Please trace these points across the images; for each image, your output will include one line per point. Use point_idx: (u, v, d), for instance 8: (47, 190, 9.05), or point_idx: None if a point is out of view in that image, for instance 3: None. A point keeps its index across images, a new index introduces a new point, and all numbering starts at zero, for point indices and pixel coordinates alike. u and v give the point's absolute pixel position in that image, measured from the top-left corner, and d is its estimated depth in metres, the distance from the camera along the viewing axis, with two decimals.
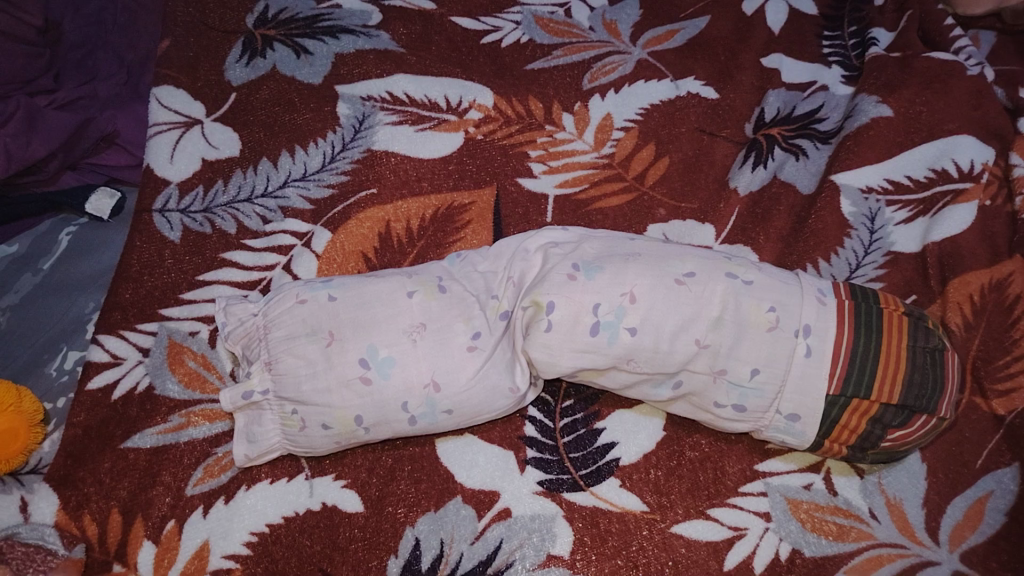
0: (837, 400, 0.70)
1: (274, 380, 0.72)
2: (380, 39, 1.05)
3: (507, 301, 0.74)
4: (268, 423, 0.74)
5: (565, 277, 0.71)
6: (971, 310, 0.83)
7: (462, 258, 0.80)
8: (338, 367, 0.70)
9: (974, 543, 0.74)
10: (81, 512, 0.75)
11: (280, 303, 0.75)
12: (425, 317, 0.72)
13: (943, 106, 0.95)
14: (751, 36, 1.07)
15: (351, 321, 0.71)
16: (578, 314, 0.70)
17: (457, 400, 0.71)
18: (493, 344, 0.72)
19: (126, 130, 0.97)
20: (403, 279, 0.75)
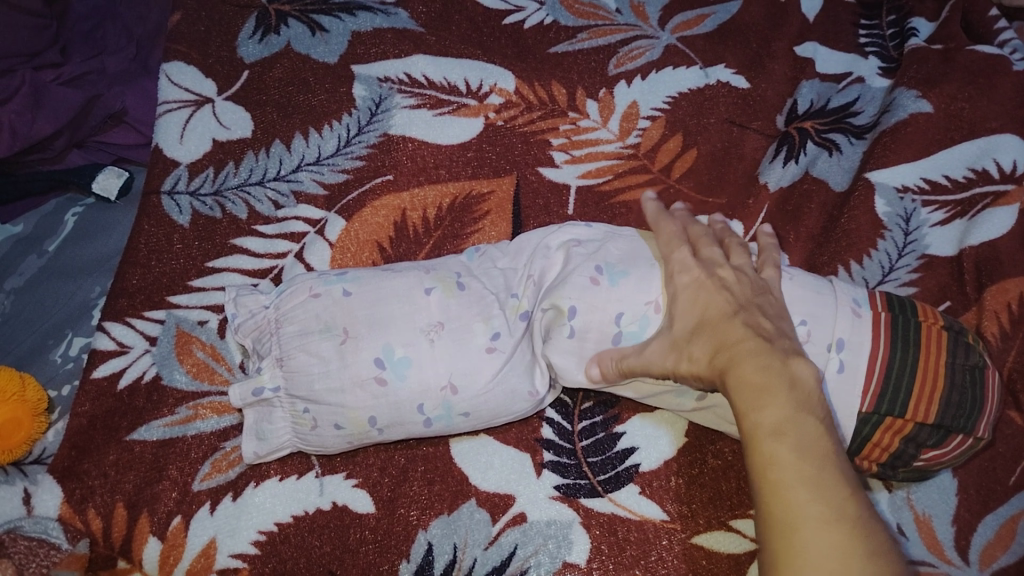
0: (870, 417, 0.67)
1: (285, 378, 0.69)
2: (398, 18, 1.01)
3: (527, 303, 0.71)
4: (278, 420, 0.71)
5: (586, 280, 0.70)
6: (1010, 319, 0.80)
7: (481, 252, 0.77)
8: (352, 367, 0.67)
9: (1004, 563, 0.72)
10: (86, 506, 0.73)
11: (292, 297, 0.72)
12: (444, 317, 0.69)
13: (987, 102, 0.91)
14: (785, 22, 1.02)
15: (366, 319, 0.69)
16: (601, 319, 0.69)
17: (473, 403, 0.69)
18: (512, 348, 0.69)
19: (134, 107, 0.94)
20: (420, 275, 0.72)
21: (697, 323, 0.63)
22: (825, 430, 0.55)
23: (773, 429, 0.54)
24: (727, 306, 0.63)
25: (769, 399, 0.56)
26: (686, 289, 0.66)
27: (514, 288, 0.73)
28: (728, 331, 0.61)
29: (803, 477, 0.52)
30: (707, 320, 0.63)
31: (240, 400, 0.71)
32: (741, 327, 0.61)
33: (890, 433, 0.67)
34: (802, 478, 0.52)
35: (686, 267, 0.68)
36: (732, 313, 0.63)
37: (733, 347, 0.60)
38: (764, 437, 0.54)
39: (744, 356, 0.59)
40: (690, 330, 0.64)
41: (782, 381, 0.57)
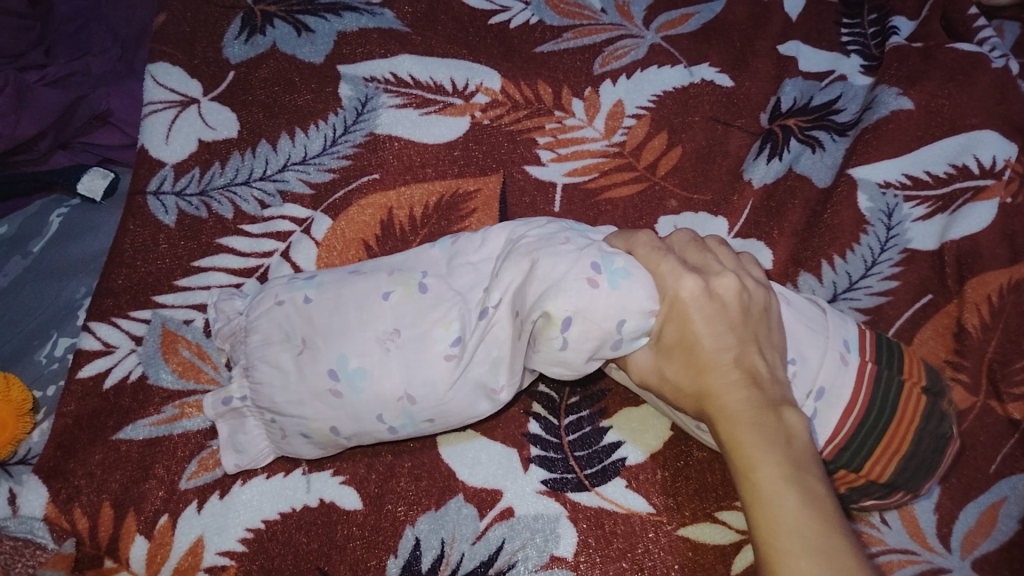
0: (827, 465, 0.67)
1: (251, 389, 0.70)
2: (384, 18, 1.01)
3: (512, 291, 0.65)
4: (253, 428, 0.73)
5: (582, 284, 0.64)
6: (990, 311, 0.81)
7: (456, 244, 0.74)
8: (310, 380, 0.67)
9: (987, 551, 0.73)
10: (72, 506, 0.72)
11: (260, 304, 0.72)
12: (400, 322, 0.67)
13: (966, 98, 0.92)
14: (768, 21, 1.03)
15: (321, 328, 0.68)
16: (596, 327, 0.64)
17: (434, 409, 0.67)
18: (478, 351, 0.66)
19: (120, 109, 0.94)
20: (383, 276, 0.71)
21: (688, 356, 0.62)
22: (822, 490, 0.54)
23: (774, 498, 0.53)
24: (724, 335, 0.62)
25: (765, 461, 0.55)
26: (676, 311, 0.63)
27: (500, 272, 0.67)
28: (721, 374, 0.60)
29: (812, 542, 0.51)
30: (699, 357, 0.61)
31: (212, 411, 0.73)
32: (731, 373, 0.60)
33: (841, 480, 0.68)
34: (806, 546, 0.51)
35: (679, 280, 0.63)
36: (723, 343, 0.62)
37: (730, 394, 0.59)
38: (762, 496, 0.54)
39: (736, 408, 0.59)
40: (681, 361, 0.63)
41: (778, 435, 0.57)
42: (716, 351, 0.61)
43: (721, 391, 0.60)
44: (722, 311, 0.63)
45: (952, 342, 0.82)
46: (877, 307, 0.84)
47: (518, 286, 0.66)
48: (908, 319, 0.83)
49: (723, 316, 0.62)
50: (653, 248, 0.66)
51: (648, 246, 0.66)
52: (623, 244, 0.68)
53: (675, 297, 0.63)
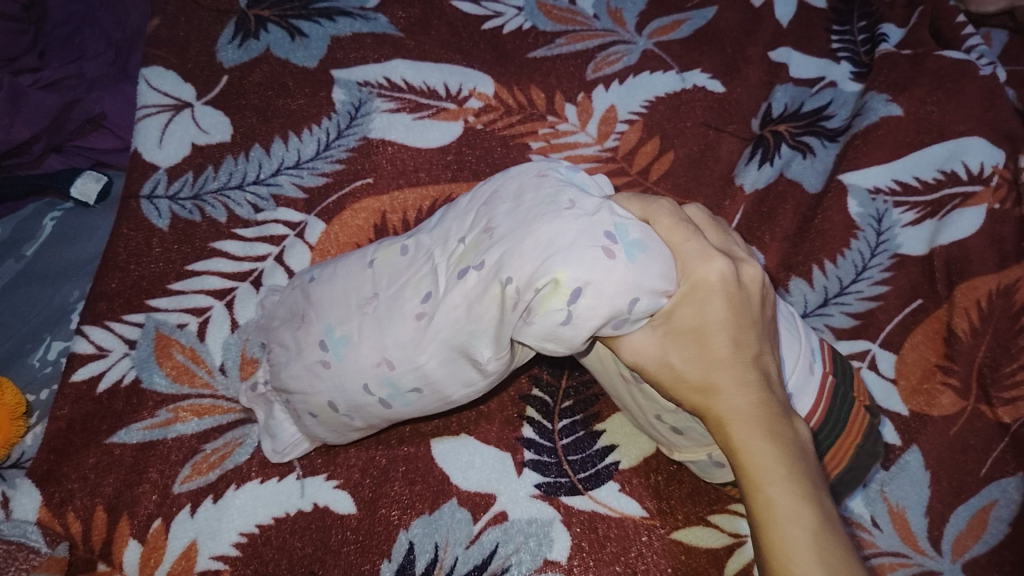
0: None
1: (267, 372, 0.72)
2: (378, 23, 1.01)
3: (501, 253, 0.58)
4: (280, 415, 0.74)
5: (593, 255, 0.55)
6: (978, 315, 0.82)
7: (449, 204, 0.68)
8: (302, 353, 0.67)
9: (976, 553, 0.73)
10: (65, 509, 0.72)
11: (284, 290, 0.77)
12: (381, 287, 0.65)
13: (954, 105, 0.93)
14: (759, 28, 1.04)
15: (315, 303, 0.68)
16: (604, 301, 0.55)
17: (415, 378, 0.62)
18: (460, 318, 0.59)
19: (113, 112, 0.94)
20: (373, 246, 0.70)
21: (691, 338, 0.56)
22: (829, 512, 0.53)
23: (782, 523, 0.52)
24: (738, 326, 0.57)
25: (778, 484, 0.53)
26: (689, 297, 0.57)
27: (489, 228, 0.60)
28: (734, 372, 0.56)
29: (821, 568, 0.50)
30: (708, 341, 0.56)
31: (247, 393, 0.77)
32: (749, 374, 0.56)
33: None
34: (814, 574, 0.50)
35: (706, 267, 0.57)
36: (744, 342, 0.56)
37: (732, 390, 0.55)
38: (777, 518, 0.52)
39: (738, 410, 0.55)
40: (685, 345, 0.57)
41: (786, 446, 0.54)
42: (730, 342, 0.56)
43: (727, 388, 0.55)
44: (741, 304, 0.57)
45: (942, 346, 0.83)
46: (867, 311, 0.84)
47: (511, 248, 0.57)
48: (898, 324, 0.84)
49: (744, 310, 0.57)
50: (676, 223, 0.59)
51: (663, 213, 0.60)
52: (637, 206, 0.61)
53: (705, 282, 0.57)
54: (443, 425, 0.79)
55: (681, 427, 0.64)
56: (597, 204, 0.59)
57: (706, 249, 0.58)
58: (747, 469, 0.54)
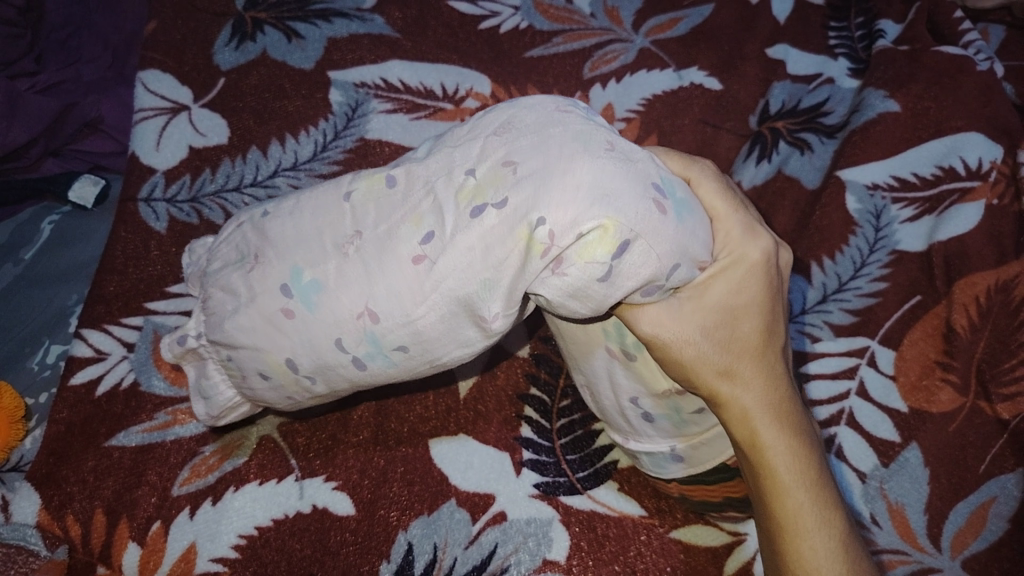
0: (731, 471, 0.66)
1: (206, 322, 0.61)
2: (374, 24, 1.01)
3: (528, 192, 0.52)
4: (216, 372, 0.66)
5: (644, 207, 0.52)
6: (978, 311, 0.82)
7: (441, 138, 0.61)
8: (260, 299, 0.57)
9: (976, 550, 0.73)
10: (64, 513, 0.72)
11: (226, 230, 0.66)
12: (364, 225, 0.57)
13: (952, 101, 0.93)
14: (757, 25, 1.04)
15: (277, 241, 0.59)
16: (651, 256, 0.52)
17: (402, 336, 0.55)
18: (471, 268, 0.53)
19: (110, 116, 0.94)
20: (348, 180, 0.61)
21: (722, 317, 0.57)
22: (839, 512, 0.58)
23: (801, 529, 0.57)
24: (766, 313, 0.59)
25: (797, 486, 0.57)
26: (730, 273, 0.57)
27: (503, 162, 0.54)
28: (756, 363, 0.58)
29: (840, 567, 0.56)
30: (736, 320, 0.58)
31: (169, 353, 0.66)
32: (772, 363, 0.59)
33: (731, 490, 0.68)
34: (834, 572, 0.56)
35: (749, 245, 0.58)
36: (772, 331, 0.59)
37: (756, 382, 0.58)
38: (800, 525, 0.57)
39: (760, 406, 0.58)
40: (715, 323, 0.57)
41: (803, 446, 0.58)
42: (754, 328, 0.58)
43: (750, 378, 0.58)
44: (773, 285, 0.60)
45: (941, 343, 0.82)
46: (866, 308, 0.84)
47: (542, 188, 0.52)
48: (896, 321, 0.84)
49: (773, 295, 0.60)
50: (718, 193, 0.59)
51: (706, 179, 0.60)
52: (682, 169, 0.60)
53: (745, 257, 0.58)
54: (441, 425, 0.79)
55: (654, 413, 0.63)
56: (636, 151, 0.56)
57: (749, 224, 0.59)
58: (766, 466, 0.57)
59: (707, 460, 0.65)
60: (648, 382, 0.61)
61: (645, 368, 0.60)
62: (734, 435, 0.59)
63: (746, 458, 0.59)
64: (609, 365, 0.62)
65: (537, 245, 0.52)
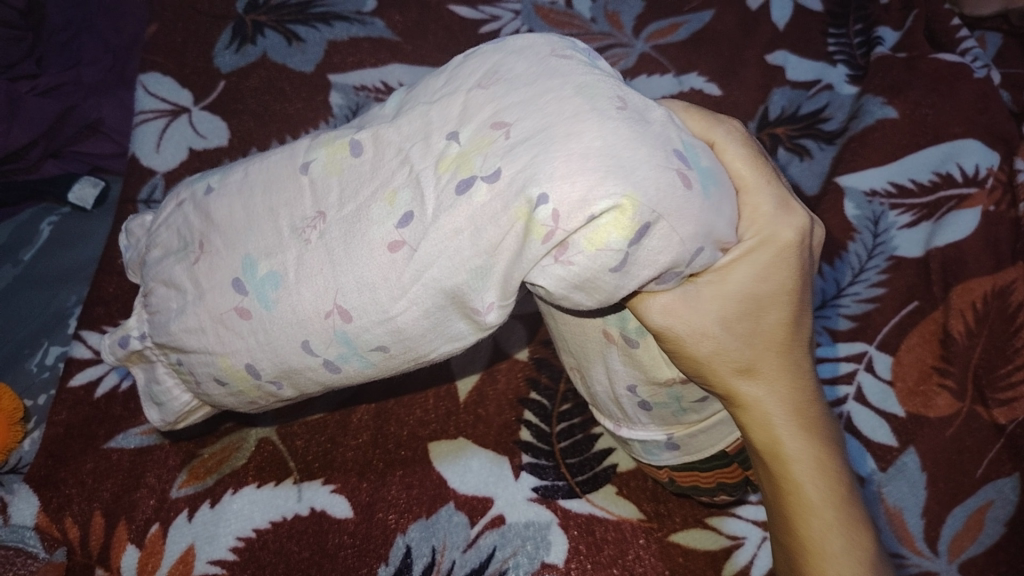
0: (727, 457, 0.64)
1: (149, 322, 0.57)
2: (374, 27, 1.02)
3: (524, 160, 0.42)
4: (165, 376, 0.59)
5: (666, 179, 0.42)
6: (974, 317, 0.83)
7: (412, 93, 0.53)
8: (208, 297, 0.52)
9: (974, 554, 0.74)
10: (63, 515, 0.73)
11: (166, 209, 0.59)
12: (327, 203, 0.49)
13: (949, 108, 0.94)
14: (758, 30, 1.04)
15: (223, 226, 0.53)
16: (674, 239, 0.43)
17: (381, 335, 0.47)
18: (460, 254, 0.44)
19: (111, 118, 0.94)
20: (304, 146, 0.53)
21: (747, 308, 0.50)
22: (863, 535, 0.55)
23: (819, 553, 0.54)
24: (794, 303, 0.52)
25: (824, 505, 0.54)
26: (757, 255, 0.50)
27: (493, 124, 0.45)
28: (781, 358, 0.52)
29: None
30: (760, 311, 0.51)
31: (111, 355, 0.60)
32: (796, 361, 0.53)
33: (725, 476, 0.66)
34: None
35: (781, 225, 0.50)
36: (800, 325, 0.53)
37: (784, 384, 0.53)
38: (818, 551, 0.54)
39: (782, 413, 0.53)
40: (737, 316, 0.50)
41: (828, 455, 0.55)
42: (778, 321, 0.52)
43: (772, 381, 0.53)
44: (805, 266, 0.52)
45: (938, 348, 0.83)
46: (864, 314, 0.85)
47: (541, 156, 0.42)
48: (894, 326, 0.84)
49: (805, 278, 0.52)
50: (745, 160, 0.51)
51: (730, 146, 0.51)
52: (702, 132, 0.52)
53: (775, 239, 0.50)
54: (440, 428, 0.79)
55: (652, 403, 0.58)
56: (650, 110, 0.46)
57: (783, 198, 0.51)
58: (786, 476, 0.54)
59: (706, 447, 0.63)
60: (652, 373, 0.55)
61: (646, 356, 0.55)
62: (754, 443, 0.55)
63: (766, 468, 0.55)
64: (606, 349, 0.56)
65: (538, 228, 0.42)
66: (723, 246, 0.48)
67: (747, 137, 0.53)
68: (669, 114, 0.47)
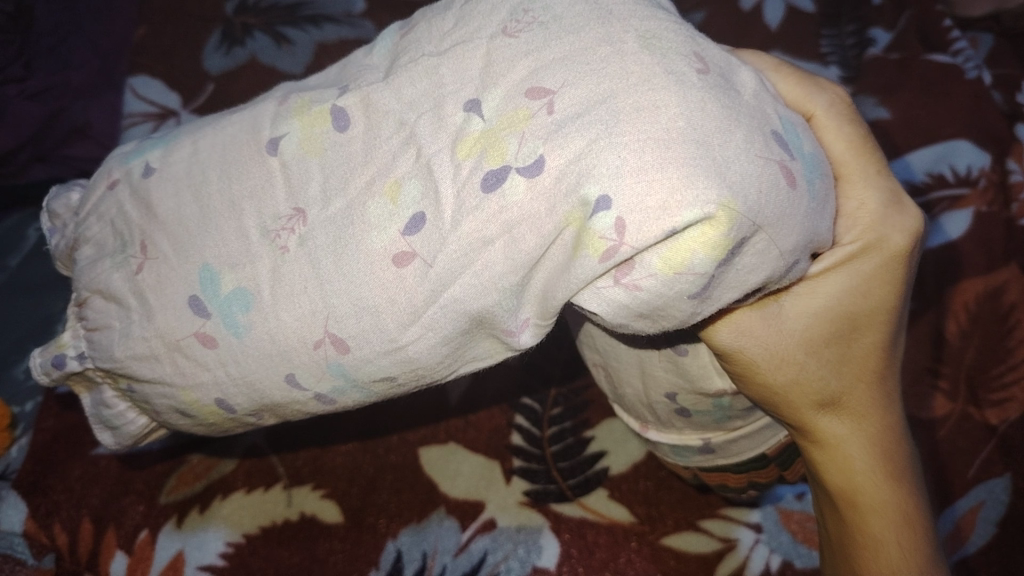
0: (765, 459, 0.61)
1: (88, 341, 0.48)
2: (364, 29, 1.01)
3: (579, 148, 0.35)
4: (117, 400, 0.52)
5: (768, 178, 0.35)
6: (967, 318, 0.84)
7: (406, 39, 0.44)
8: (159, 319, 0.44)
9: (968, 554, 0.73)
10: (51, 521, 0.73)
11: (96, 190, 0.51)
12: (307, 196, 0.42)
13: (942, 108, 0.93)
14: (749, 33, 1.01)
15: (173, 224, 0.45)
16: (770, 254, 0.37)
17: (389, 366, 0.41)
18: (490, 271, 0.37)
19: (98, 122, 0.90)
20: (271, 112, 0.45)
21: (838, 329, 0.45)
22: None
23: None
24: (893, 321, 0.46)
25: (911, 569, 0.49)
26: (857, 263, 0.45)
27: (528, 91, 0.37)
28: (871, 393, 0.47)
29: None
30: (857, 334, 0.46)
31: (46, 376, 0.51)
32: (889, 393, 0.48)
33: (758, 476, 0.63)
34: None
35: (891, 227, 0.46)
36: (896, 351, 0.47)
37: (871, 422, 0.48)
38: None
39: (865, 457, 0.48)
40: (827, 338, 0.45)
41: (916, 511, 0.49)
42: (876, 347, 0.46)
43: (857, 416, 0.47)
44: (910, 280, 0.47)
45: (932, 349, 0.83)
46: None
47: (602, 142, 0.35)
48: None
49: (907, 292, 0.47)
50: (849, 142, 0.46)
51: (832, 121, 0.47)
52: (800, 99, 0.47)
53: (881, 244, 0.45)
54: (430, 434, 0.79)
55: (691, 410, 0.55)
56: (736, 77, 0.39)
57: (891, 196, 0.46)
58: (864, 534, 0.49)
59: (745, 450, 0.60)
60: (700, 383, 0.52)
61: (694, 364, 0.51)
62: (831, 483, 0.50)
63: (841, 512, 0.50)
64: (648, 358, 0.53)
65: (596, 243, 0.35)
66: (815, 249, 0.42)
67: (847, 105, 0.49)
68: (757, 78, 0.40)
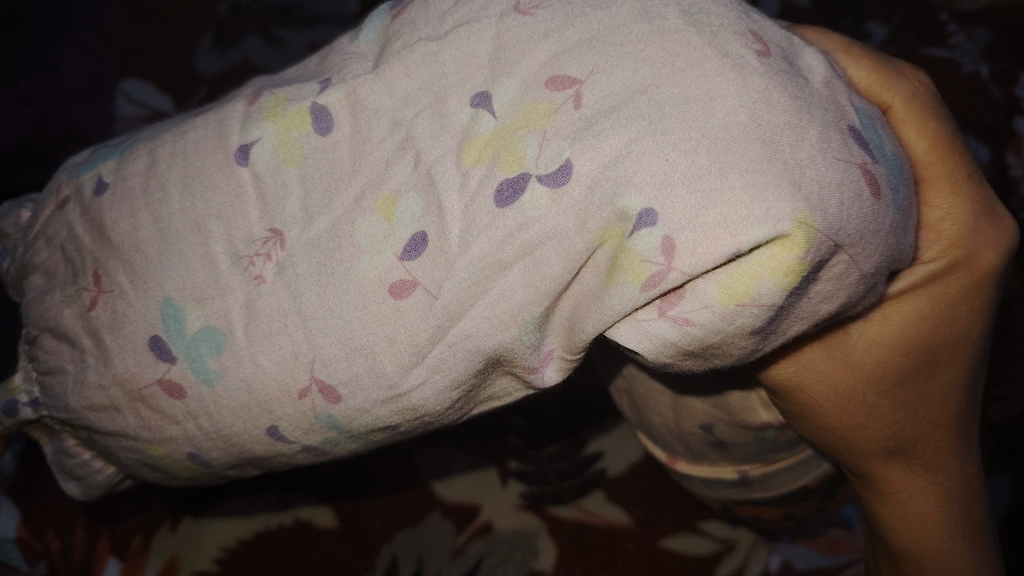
0: (805, 491, 0.59)
1: (41, 386, 0.47)
2: None
3: (615, 149, 0.33)
4: (80, 450, 0.51)
5: (848, 189, 0.32)
6: None
7: (399, 20, 0.40)
8: (116, 363, 0.43)
9: None
10: (45, 527, 0.73)
11: (45, 208, 0.48)
12: (282, 216, 0.39)
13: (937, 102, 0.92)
14: None
15: (127, 249, 0.42)
16: (849, 277, 0.34)
17: (388, 416, 0.39)
18: (508, 301, 0.35)
19: (91, 125, 0.89)
20: (240, 113, 0.41)
21: (919, 363, 0.40)
22: None
23: None
24: (977, 351, 0.41)
25: None
26: (938, 285, 0.40)
27: (548, 82, 0.35)
28: (948, 434, 0.42)
29: None
30: (940, 369, 0.41)
31: None
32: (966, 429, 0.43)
33: (792, 508, 0.63)
34: None
35: (980, 242, 0.40)
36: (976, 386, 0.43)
37: (944, 466, 0.44)
38: None
39: (933, 498, 0.44)
40: (904, 374, 0.40)
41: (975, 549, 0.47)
42: (959, 384, 0.41)
43: (931, 457, 0.43)
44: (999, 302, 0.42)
45: None
46: None
47: (647, 142, 0.32)
48: None
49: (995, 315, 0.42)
50: (933, 138, 0.40)
51: (913, 115, 0.41)
52: (874, 89, 0.41)
53: (970, 263, 0.40)
54: (432, 437, 0.79)
55: (729, 442, 0.54)
56: (807, 66, 0.36)
57: (980, 205, 0.41)
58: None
59: (785, 483, 0.58)
60: (742, 417, 0.51)
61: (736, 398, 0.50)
62: (890, 522, 0.46)
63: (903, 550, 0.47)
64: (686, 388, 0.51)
65: (637, 269, 0.33)
66: (893, 269, 0.38)
67: (930, 94, 0.43)
68: (826, 62, 0.37)
